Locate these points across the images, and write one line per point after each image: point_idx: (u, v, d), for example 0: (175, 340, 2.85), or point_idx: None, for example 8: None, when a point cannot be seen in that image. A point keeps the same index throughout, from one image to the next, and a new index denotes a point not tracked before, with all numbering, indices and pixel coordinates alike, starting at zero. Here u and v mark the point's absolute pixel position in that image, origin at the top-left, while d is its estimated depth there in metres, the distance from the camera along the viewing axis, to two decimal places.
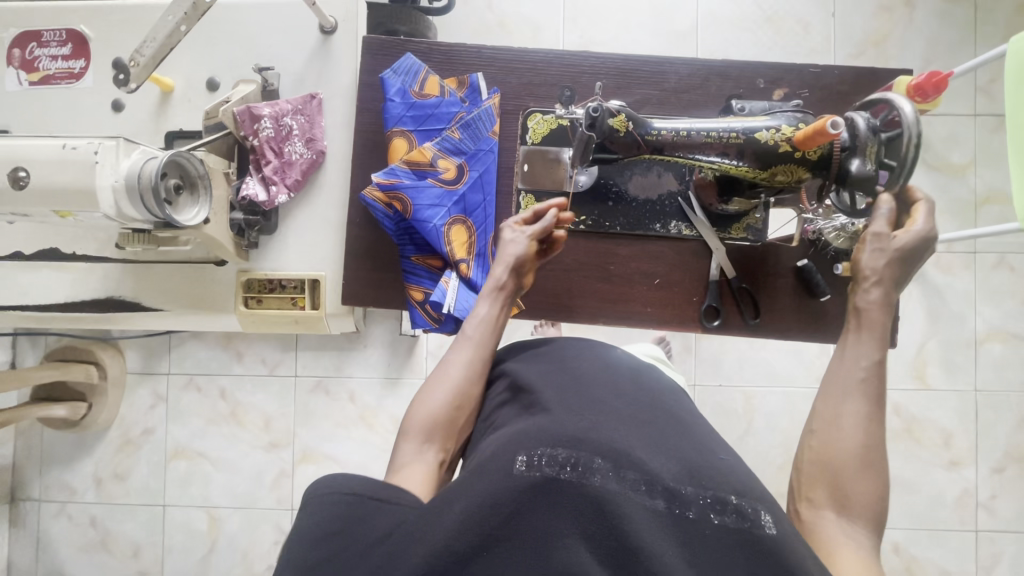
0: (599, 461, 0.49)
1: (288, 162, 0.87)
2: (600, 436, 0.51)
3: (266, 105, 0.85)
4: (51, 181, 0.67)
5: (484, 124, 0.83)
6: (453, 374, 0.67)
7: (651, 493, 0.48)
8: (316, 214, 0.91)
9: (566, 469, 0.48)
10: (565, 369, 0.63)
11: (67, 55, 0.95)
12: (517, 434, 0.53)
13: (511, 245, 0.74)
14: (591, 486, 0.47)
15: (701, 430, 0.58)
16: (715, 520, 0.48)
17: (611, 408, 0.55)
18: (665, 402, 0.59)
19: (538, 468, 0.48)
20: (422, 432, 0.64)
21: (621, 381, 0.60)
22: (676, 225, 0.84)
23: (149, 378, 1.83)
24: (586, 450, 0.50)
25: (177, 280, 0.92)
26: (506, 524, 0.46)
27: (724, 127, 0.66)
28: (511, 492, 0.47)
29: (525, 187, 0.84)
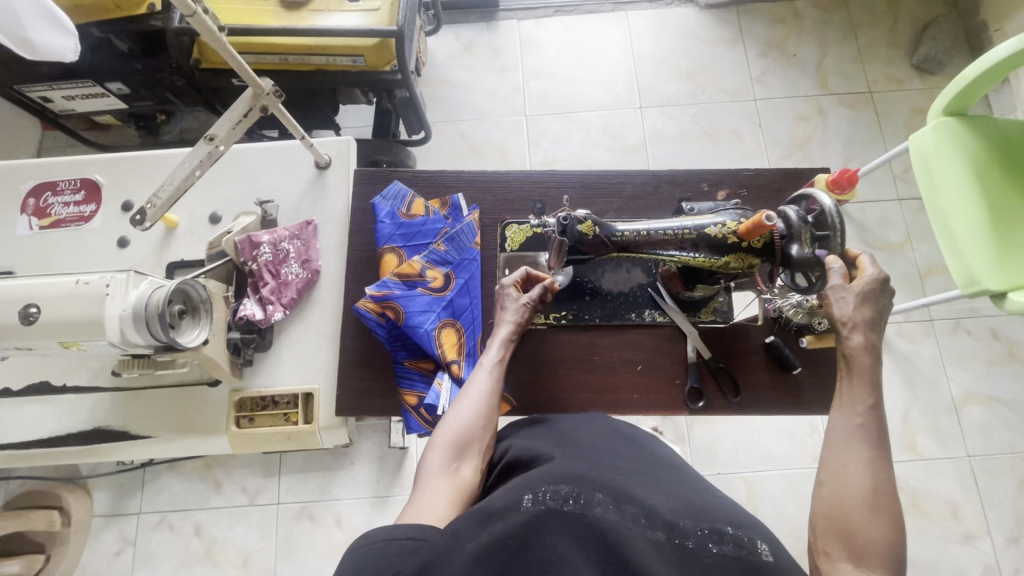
0: (600, 495, 0.51)
1: (285, 283, 0.93)
2: (598, 477, 0.54)
3: (265, 233, 0.93)
4: (61, 314, 0.71)
5: (467, 237, 0.91)
6: (475, 401, 0.72)
7: (651, 525, 0.49)
8: (310, 328, 0.95)
9: (569, 501, 0.50)
10: (564, 434, 0.67)
11: (79, 201, 1.03)
12: (522, 481, 0.55)
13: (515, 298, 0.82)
14: (593, 516, 0.49)
15: (694, 480, 0.61)
16: (715, 548, 0.48)
17: (608, 459, 0.59)
18: (659, 459, 0.63)
19: (542, 502, 0.50)
20: (449, 452, 0.65)
21: (617, 441, 0.64)
22: (649, 313, 0.90)
23: (117, 519, 1.70)
24: (587, 487, 0.52)
25: (168, 404, 0.93)
26: (515, 552, 0.45)
27: (678, 225, 0.75)
28: (519, 523, 0.47)
29: None
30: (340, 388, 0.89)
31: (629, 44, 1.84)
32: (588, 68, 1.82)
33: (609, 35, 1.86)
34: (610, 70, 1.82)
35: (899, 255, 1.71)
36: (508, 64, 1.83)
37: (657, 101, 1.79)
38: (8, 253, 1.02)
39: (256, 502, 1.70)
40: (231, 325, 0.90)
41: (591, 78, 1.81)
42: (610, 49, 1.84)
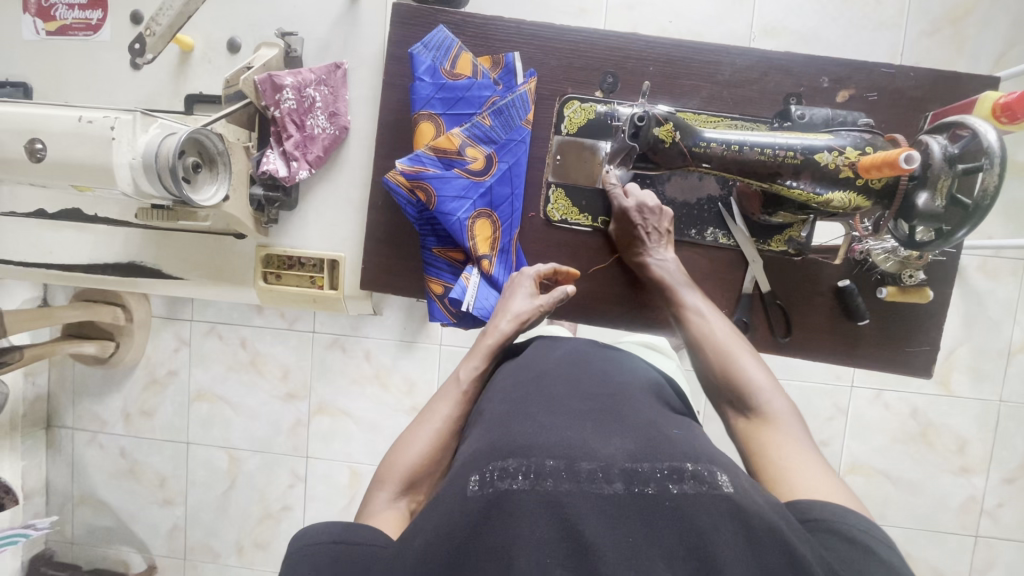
0: (552, 462, 0.48)
1: (310, 137, 0.83)
2: (552, 440, 0.50)
3: (288, 74, 0.80)
4: (68, 155, 0.65)
5: (517, 112, 0.77)
6: (438, 424, 0.64)
7: (608, 480, 0.47)
8: (336, 192, 0.88)
9: (518, 478, 0.47)
10: (530, 372, 0.63)
11: (84, 4, 0.90)
12: (474, 451, 0.52)
13: (516, 301, 0.72)
14: (544, 491, 0.46)
15: (658, 413, 0.57)
16: (674, 489, 0.46)
17: (567, 408, 0.55)
18: (627, 395, 0.59)
19: (491, 484, 0.47)
20: (401, 482, 0.61)
21: (582, 379, 0.61)
22: (712, 232, 0.79)
23: (173, 322, 1.88)
24: (538, 455, 0.49)
25: (197, 250, 0.91)
26: (466, 543, 0.45)
27: (782, 144, 0.60)
28: (467, 512, 0.46)
29: (555, 180, 0.81)
30: (366, 262, 0.85)
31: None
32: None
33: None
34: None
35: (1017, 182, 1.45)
36: None
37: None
38: (19, 59, 0.93)
39: (292, 328, 1.83)
40: (253, 175, 0.83)
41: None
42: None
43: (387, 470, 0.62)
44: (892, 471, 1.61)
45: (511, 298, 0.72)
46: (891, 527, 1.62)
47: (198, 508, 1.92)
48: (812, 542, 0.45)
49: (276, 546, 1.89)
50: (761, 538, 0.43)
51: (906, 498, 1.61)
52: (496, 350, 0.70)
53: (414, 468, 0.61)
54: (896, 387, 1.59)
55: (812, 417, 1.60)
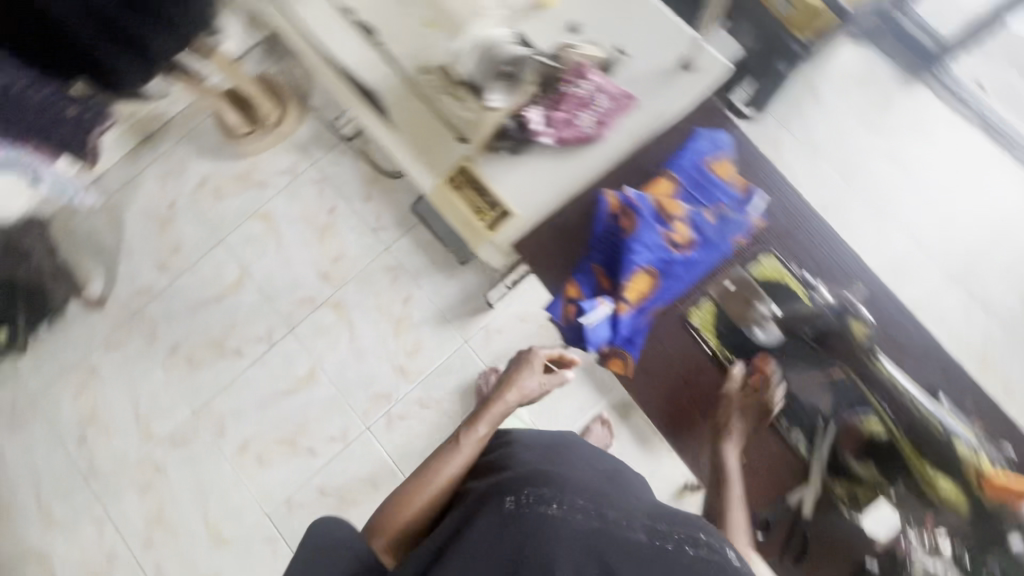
0: (582, 502, 0.84)
1: (570, 122, 1.03)
2: (580, 494, 0.86)
3: (596, 76, 1.02)
4: None
5: (732, 228, 1.11)
6: (445, 474, 1.03)
7: (634, 529, 0.82)
8: (548, 170, 1.05)
9: (556, 507, 0.82)
10: (562, 444, 1.07)
11: None
12: (517, 474, 0.90)
13: (524, 380, 1.25)
14: (579, 522, 0.80)
15: (643, 493, 0.98)
16: (688, 550, 0.81)
17: (588, 471, 0.97)
18: (621, 472, 1.05)
19: (525, 505, 0.82)
20: (393, 534, 0.98)
21: (600, 460, 1.06)
22: (788, 425, 1.14)
23: (299, 152, 2.01)
24: (575, 496, 0.85)
25: (429, 126, 1.14)
26: (518, 554, 0.77)
27: (842, 378, 1.12)
28: (509, 519, 0.80)
29: (713, 296, 1.12)
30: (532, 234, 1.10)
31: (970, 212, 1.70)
32: (919, 201, 1.71)
33: (963, 197, 1.71)
34: (928, 220, 1.70)
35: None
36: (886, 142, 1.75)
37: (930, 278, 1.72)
38: None
39: (376, 232, 1.93)
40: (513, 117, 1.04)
41: (936, 218, 1.70)
42: (952, 203, 1.70)
43: (387, 527, 0.99)
44: None
45: (521, 374, 1.26)
46: None
47: (178, 293, 1.96)
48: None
49: (202, 373, 1.89)
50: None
51: None
52: (499, 413, 1.19)
53: (406, 524, 0.98)
54: None
55: None
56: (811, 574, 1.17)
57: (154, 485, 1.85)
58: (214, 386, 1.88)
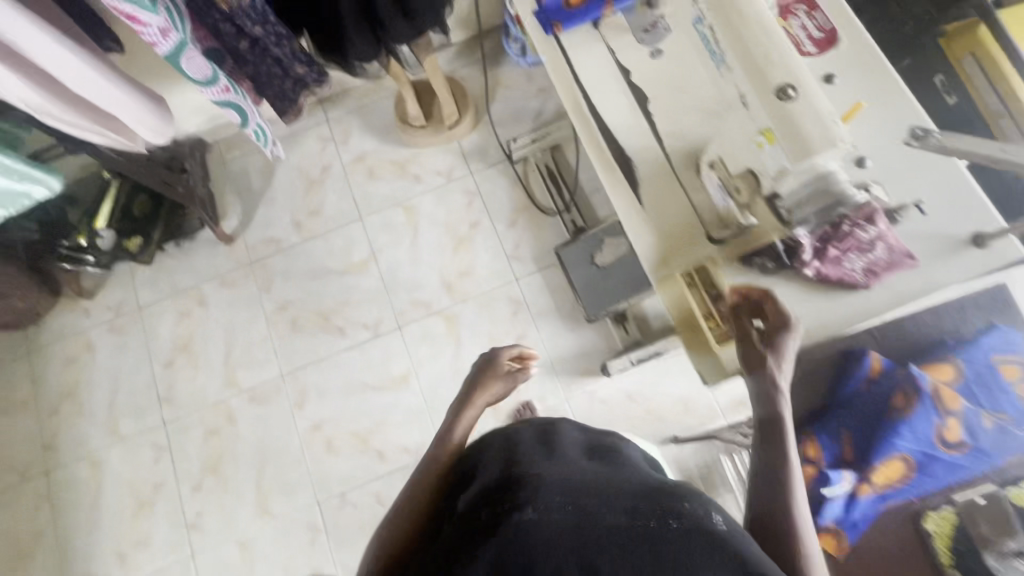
0: (557, 498, 0.63)
1: (840, 262, 0.90)
2: (556, 484, 0.65)
3: (883, 222, 0.90)
4: None
5: (992, 448, 1.18)
6: (411, 495, 0.83)
7: (621, 516, 0.61)
8: (800, 304, 0.92)
9: (525, 506, 0.61)
10: (556, 425, 0.81)
11: (812, 36, 1.04)
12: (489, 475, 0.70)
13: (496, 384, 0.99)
14: (545, 522, 0.60)
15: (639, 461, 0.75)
16: (674, 523, 0.60)
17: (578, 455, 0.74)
18: (624, 450, 0.80)
19: (488, 515, 0.62)
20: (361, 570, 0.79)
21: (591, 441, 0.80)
22: None
23: (461, 159, 2.01)
24: (544, 492, 0.63)
25: (673, 208, 0.99)
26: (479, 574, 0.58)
27: None
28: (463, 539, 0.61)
29: (954, 510, 1.19)
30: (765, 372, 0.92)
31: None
32: None
33: None
34: None
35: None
36: None
37: None
38: None
39: (510, 260, 1.89)
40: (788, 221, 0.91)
41: None
42: None
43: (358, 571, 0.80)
44: None
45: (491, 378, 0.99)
46: None
47: (305, 255, 1.97)
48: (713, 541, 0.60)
49: (301, 339, 1.88)
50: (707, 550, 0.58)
51: None
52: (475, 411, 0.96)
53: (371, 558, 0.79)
54: None
55: None
56: None
57: (221, 432, 1.83)
58: (309, 356, 1.87)
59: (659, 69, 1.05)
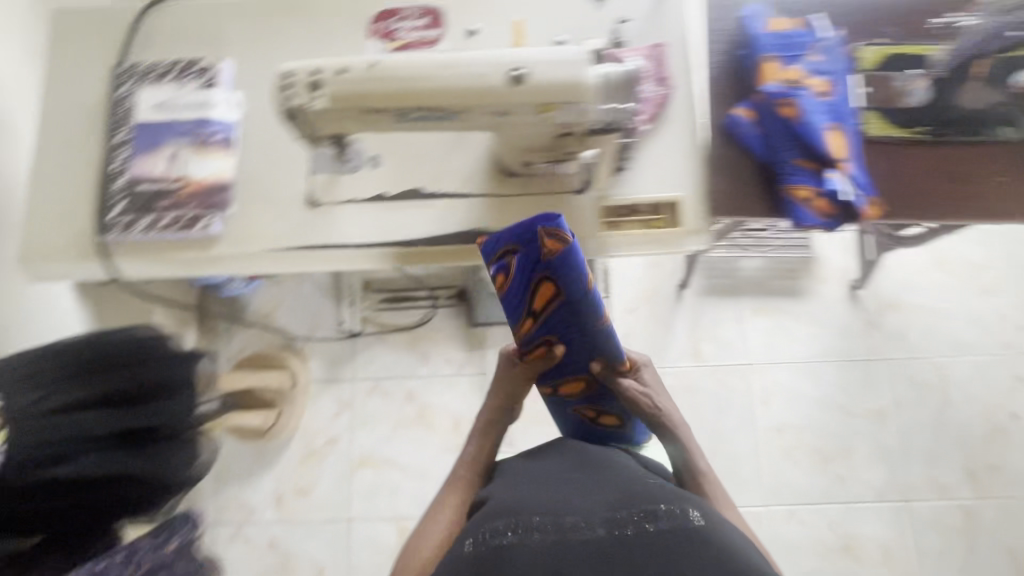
0: (529, 520, 0.71)
1: (645, 99, 1.00)
2: (549, 507, 0.73)
3: (625, 51, 1.01)
4: (549, 77, 0.76)
5: (837, 51, 0.97)
6: (441, 520, 0.83)
7: (591, 526, 0.70)
8: (668, 142, 1.00)
9: (507, 532, 0.70)
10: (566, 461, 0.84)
11: (424, 25, 1.07)
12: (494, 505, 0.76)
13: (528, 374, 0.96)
14: (529, 541, 0.69)
15: (641, 476, 0.80)
16: (649, 526, 0.70)
17: (575, 477, 0.80)
18: (638, 471, 0.84)
19: (480, 543, 0.71)
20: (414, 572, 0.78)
21: (596, 459, 0.85)
22: (1005, 130, 0.95)
23: (333, 385, 1.81)
24: (523, 515, 0.72)
25: (538, 210, 0.99)
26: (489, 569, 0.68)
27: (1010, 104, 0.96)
28: (467, 562, 0.69)
29: (872, 105, 0.96)
30: (710, 191, 0.98)
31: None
32: None
33: None
34: None
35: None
36: None
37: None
38: None
39: None
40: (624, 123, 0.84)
41: None
42: None
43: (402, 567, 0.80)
44: None
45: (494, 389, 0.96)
46: None
47: None
48: (708, 525, 0.69)
49: None
50: (686, 544, 0.67)
51: None
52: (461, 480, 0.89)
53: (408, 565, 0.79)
54: None
55: (994, 386, 1.74)
56: None
57: None
58: None
59: (393, 166, 1.02)
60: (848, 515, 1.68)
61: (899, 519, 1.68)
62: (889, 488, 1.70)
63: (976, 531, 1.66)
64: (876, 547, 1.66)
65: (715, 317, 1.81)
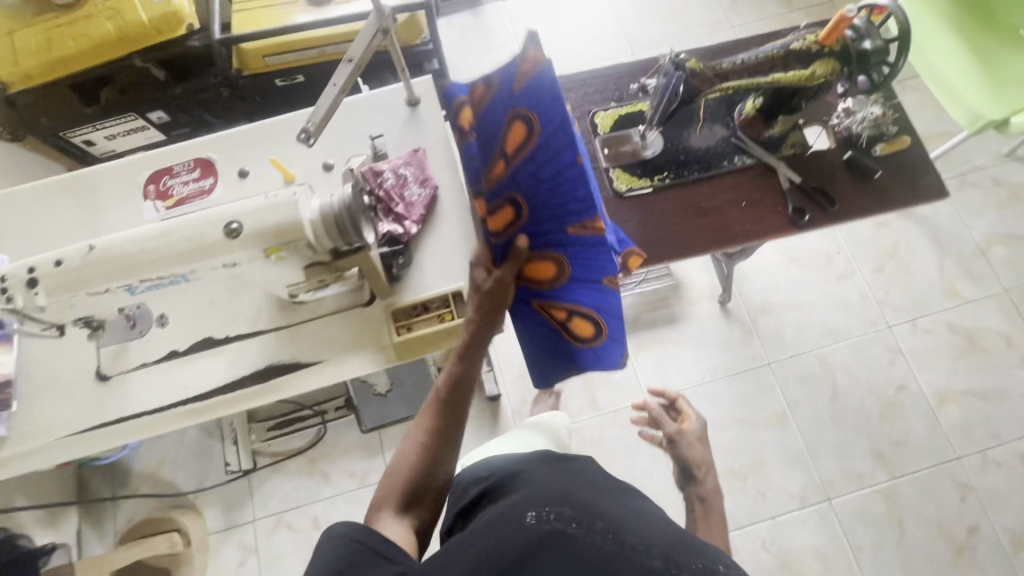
0: (600, 523, 0.67)
1: (410, 202, 1.03)
2: (610, 513, 0.69)
3: (384, 164, 1.06)
4: (261, 225, 0.80)
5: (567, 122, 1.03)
6: (428, 442, 0.87)
7: (651, 556, 0.64)
8: (442, 237, 1.04)
9: (567, 524, 0.66)
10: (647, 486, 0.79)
11: (197, 177, 1.10)
12: (538, 496, 0.72)
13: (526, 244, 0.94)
14: (587, 542, 0.65)
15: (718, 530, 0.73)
16: None
17: (660, 504, 0.74)
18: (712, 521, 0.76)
19: (539, 522, 0.67)
20: (400, 502, 0.83)
21: None
22: (738, 158, 1.04)
23: (233, 531, 1.71)
24: (590, 516, 0.68)
25: (329, 331, 1.00)
26: (519, 551, 0.64)
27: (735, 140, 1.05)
28: (514, 535, 0.65)
29: (612, 163, 1.05)
30: None
31: (553, 41, 2.19)
32: (570, 39, 2.19)
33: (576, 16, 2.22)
34: (560, 49, 2.18)
35: (938, 79, 1.58)
36: (505, 42, 2.19)
37: (611, 53, 2.17)
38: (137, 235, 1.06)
39: None
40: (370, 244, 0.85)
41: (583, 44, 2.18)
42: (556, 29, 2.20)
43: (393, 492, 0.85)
44: (973, 387, 1.78)
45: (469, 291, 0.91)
46: (1013, 442, 1.72)
47: None
48: None
49: None
50: None
51: (998, 407, 1.75)
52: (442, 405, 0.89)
53: (405, 483, 0.85)
54: (920, 314, 1.85)
55: (875, 363, 1.80)
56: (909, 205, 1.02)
57: None
58: None
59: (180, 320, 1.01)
60: (779, 531, 1.65)
61: (827, 522, 1.66)
62: (809, 490, 1.69)
63: (900, 512, 1.67)
64: (813, 557, 1.63)
65: None
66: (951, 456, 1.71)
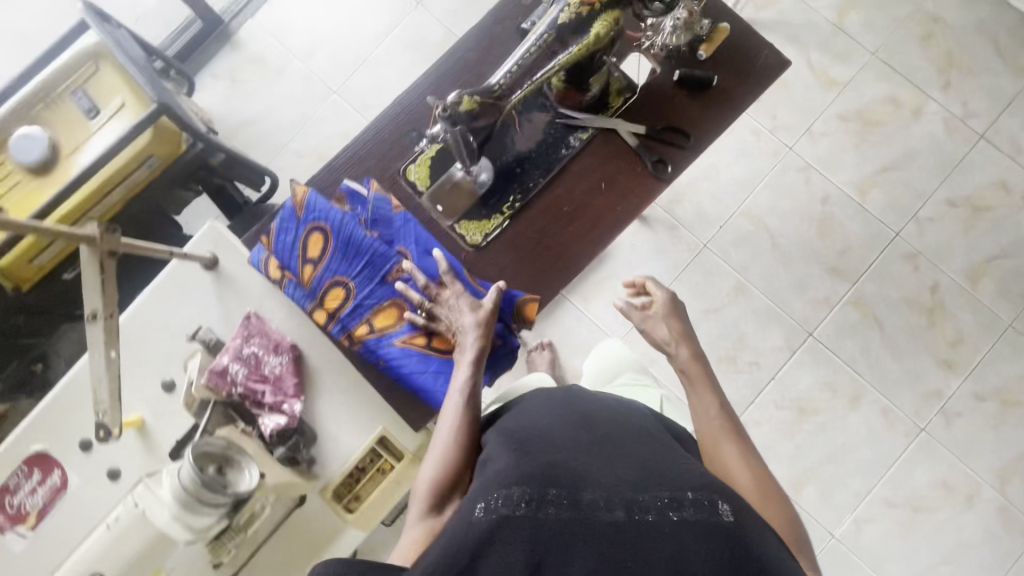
0: (554, 493, 0.68)
1: (277, 378, 0.92)
2: (564, 474, 0.71)
3: (222, 356, 0.91)
4: (127, 553, 0.72)
5: (385, 207, 0.98)
6: (447, 435, 0.82)
7: (610, 508, 0.68)
8: (332, 391, 0.95)
9: (519, 506, 0.67)
10: (588, 424, 0.83)
11: (40, 478, 0.92)
12: (495, 478, 0.71)
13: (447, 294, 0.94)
14: (548, 515, 0.67)
15: (665, 452, 0.79)
16: (672, 515, 0.68)
17: (602, 443, 0.78)
18: (657, 437, 0.84)
19: (494, 511, 0.67)
20: (426, 501, 0.78)
21: (621, 422, 0.85)
22: (574, 138, 1.04)
23: None
24: (545, 485, 0.69)
25: (279, 552, 0.88)
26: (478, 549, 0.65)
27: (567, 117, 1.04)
28: (476, 535, 0.65)
29: (453, 219, 1.03)
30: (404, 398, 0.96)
31: (330, 36, 1.88)
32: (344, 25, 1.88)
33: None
34: (340, 41, 1.88)
35: None
36: (280, 66, 1.87)
37: (393, 17, 1.87)
38: None
39: None
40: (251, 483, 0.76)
41: (360, 22, 1.88)
42: (322, 22, 1.88)
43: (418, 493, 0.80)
44: (884, 162, 1.79)
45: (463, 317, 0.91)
46: (934, 193, 1.78)
47: None
48: (726, 510, 0.70)
49: None
50: (700, 532, 0.67)
51: (911, 168, 1.79)
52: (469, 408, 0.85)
53: (433, 484, 0.79)
54: (812, 120, 1.81)
55: (795, 190, 1.79)
56: (743, 93, 1.06)
57: None
58: None
59: None
60: (783, 385, 1.73)
61: (817, 354, 1.74)
62: (791, 336, 1.75)
63: (871, 309, 1.75)
64: (820, 391, 1.72)
65: (561, 331, 1.77)
66: (891, 235, 1.77)
